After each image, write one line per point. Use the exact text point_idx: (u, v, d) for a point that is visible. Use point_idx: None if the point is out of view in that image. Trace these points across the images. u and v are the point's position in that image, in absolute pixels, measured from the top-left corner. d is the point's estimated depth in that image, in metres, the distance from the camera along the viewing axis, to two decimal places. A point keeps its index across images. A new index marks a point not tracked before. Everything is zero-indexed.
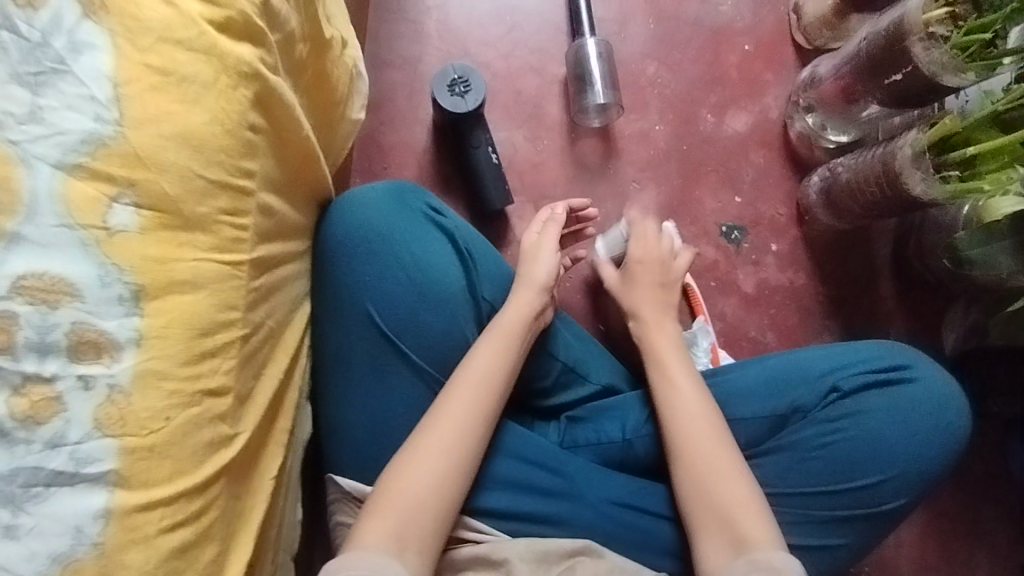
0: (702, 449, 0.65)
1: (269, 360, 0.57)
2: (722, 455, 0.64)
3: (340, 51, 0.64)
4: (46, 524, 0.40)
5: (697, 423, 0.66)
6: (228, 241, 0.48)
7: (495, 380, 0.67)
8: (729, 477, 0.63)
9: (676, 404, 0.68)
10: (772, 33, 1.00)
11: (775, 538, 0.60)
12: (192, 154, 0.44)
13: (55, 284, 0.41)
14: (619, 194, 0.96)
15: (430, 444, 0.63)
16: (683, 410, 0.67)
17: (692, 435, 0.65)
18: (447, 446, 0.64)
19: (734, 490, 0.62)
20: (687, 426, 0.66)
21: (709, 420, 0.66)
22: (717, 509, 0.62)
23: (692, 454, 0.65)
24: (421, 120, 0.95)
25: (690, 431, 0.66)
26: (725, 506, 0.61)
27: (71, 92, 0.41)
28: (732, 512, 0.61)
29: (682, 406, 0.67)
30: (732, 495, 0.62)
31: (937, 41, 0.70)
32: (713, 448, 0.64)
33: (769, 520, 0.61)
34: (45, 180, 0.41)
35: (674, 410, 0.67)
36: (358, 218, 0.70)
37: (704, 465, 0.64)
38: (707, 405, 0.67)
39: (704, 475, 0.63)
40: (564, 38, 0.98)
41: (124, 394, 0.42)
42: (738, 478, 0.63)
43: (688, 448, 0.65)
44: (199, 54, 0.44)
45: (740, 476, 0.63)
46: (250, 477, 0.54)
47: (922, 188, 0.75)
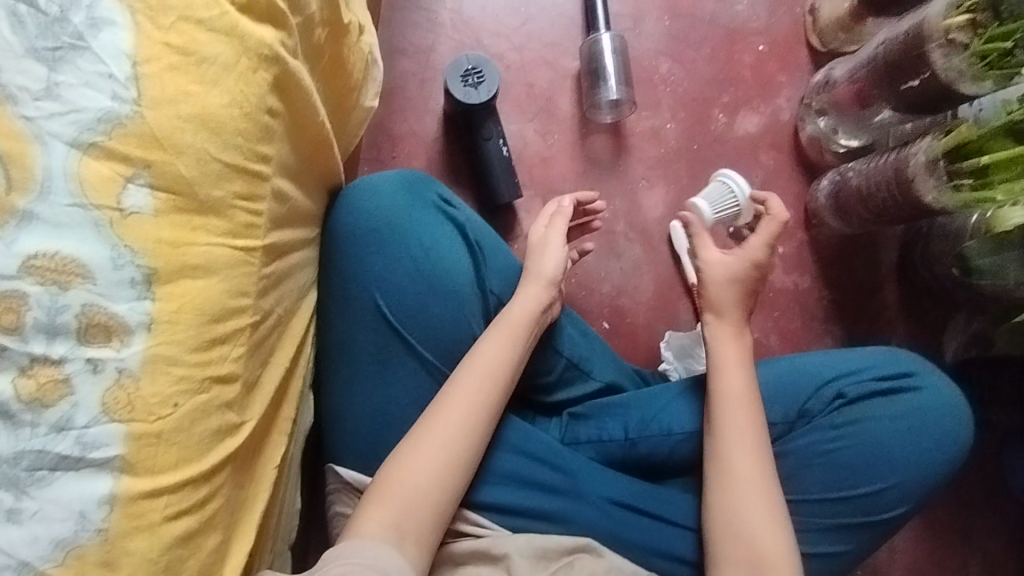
0: (743, 468, 0.64)
1: (275, 348, 0.56)
2: (760, 478, 0.63)
3: (357, 36, 0.63)
4: (50, 509, 0.40)
5: (741, 438, 0.65)
6: (241, 227, 0.47)
7: (500, 377, 0.67)
8: (762, 500, 0.62)
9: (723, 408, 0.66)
10: (787, 34, 0.99)
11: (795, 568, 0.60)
12: (209, 136, 0.44)
13: (66, 264, 0.40)
14: (628, 191, 0.95)
15: (452, 446, 0.63)
16: (729, 424, 0.65)
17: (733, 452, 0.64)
18: (452, 440, 0.63)
19: (764, 514, 0.62)
20: (730, 443, 0.65)
21: (754, 429, 0.65)
22: (744, 529, 0.62)
23: (730, 471, 0.64)
24: (432, 109, 0.94)
25: (731, 448, 0.65)
26: (748, 519, 0.62)
27: (88, 70, 0.41)
28: (753, 528, 0.61)
29: (729, 418, 0.66)
30: (761, 519, 0.62)
31: (957, 48, 0.70)
32: (752, 468, 0.64)
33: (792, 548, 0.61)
34: (59, 159, 0.40)
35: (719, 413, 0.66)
36: (369, 206, 0.70)
37: (740, 485, 0.63)
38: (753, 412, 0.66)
39: (737, 495, 0.63)
40: (578, 32, 0.97)
41: (133, 379, 0.41)
42: (771, 505, 0.62)
43: (726, 464, 0.64)
44: (220, 35, 0.43)
45: (774, 502, 0.62)
46: (254, 466, 0.53)
47: (933, 196, 0.76)
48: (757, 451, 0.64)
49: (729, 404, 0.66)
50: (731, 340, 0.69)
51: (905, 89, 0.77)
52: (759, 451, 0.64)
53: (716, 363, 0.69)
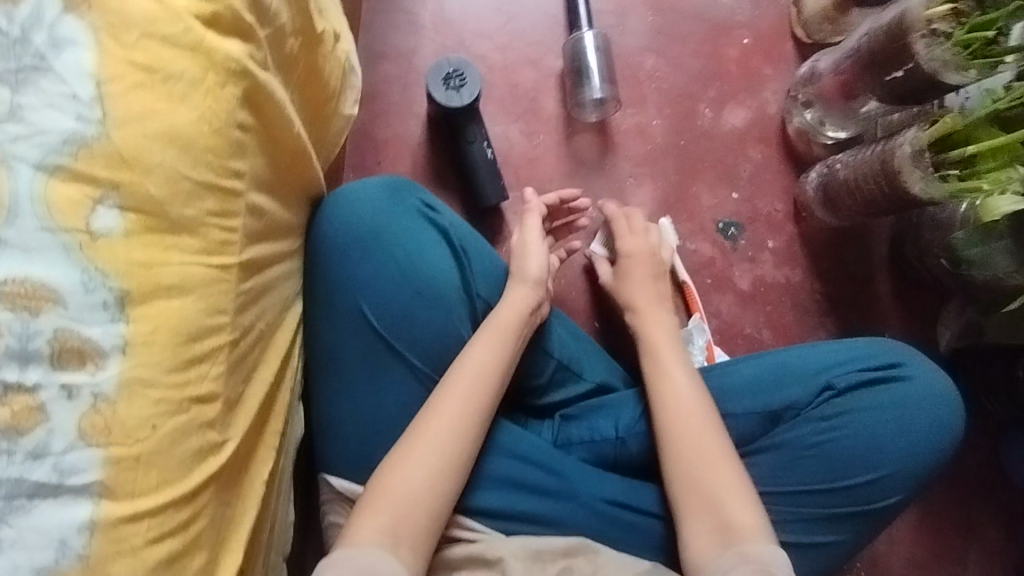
0: (695, 440, 0.64)
1: (258, 363, 0.56)
2: (715, 447, 0.63)
3: (332, 44, 0.62)
4: (28, 536, 0.39)
5: (690, 418, 0.65)
6: (216, 244, 0.46)
7: (475, 356, 0.67)
8: (720, 468, 0.62)
9: (666, 394, 0.67)
10: (771, 26, 0.99)
11: (764, 532, 0.60)
12: (178, 154, 0.43)
13: (36, 289, 0.40)
14: (615, 189, 0.95)
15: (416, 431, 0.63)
16: (676, 399, 0.67)
17: (682, 427, 0.65)
18: (435, 444, 0.63)
19: (724, 483, 0.62)
20: (678, 417, 0.66)
21: (700, 408, 0.66)
22: (708, 502, 0.61)
23: (682, 445, 0.64)
24: (415, 113, 0.93)
25: (681, 422, 0.65)
26: (713, 496, 0.61)
27: (53, 91, 0.40)
28: (722, 503, 0.61)
29: (674, 394, 0.67)
30: (724, 486, 0.61)
31: (939, 38, 0.70)
32: (705, 438, 0.64)
33: (761, 514, 0.61)
34: (26, 182, 0.40)
35: (663, 400, 0.67)
36: (350, 214, 0.69)
37: (695, 457, 0.63)
38: (696, 391, 0.67)
39: (696, 471, 0.63)
40: (561, 31, 0.96)
41: (109, 403, 0.41)
42: (731, 475, 0.62)
43: (678, 439, 0.65)
44: (185, 51, 0.43)
45: (733, 471, 0.62)
46: (240, 482, 0.53)
47: (921, 187, 0.74)
48: (706, 421, 0.65)
49: (670, 382, 0.68)
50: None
51: (889, 81, 0.77)
52: (707, 422, 0.65)
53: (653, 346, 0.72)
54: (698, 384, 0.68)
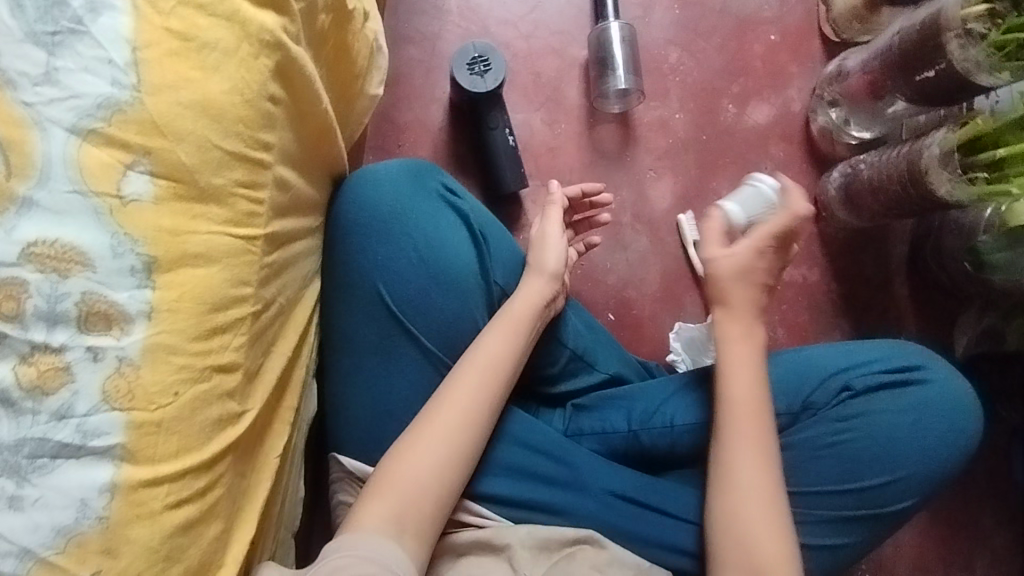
0: (750, 490, 0.62)
1: (278, 337, 0.56)
2: (765, 478, 0.62)
3: (362, 23, 0.62)
4: (51, 496, 0.40)
5: (746, 443, 0.63)
6: (243, 216, 0.46)
7: (502, 368, 0.66)
8: (769, 523, 0.60)
9: (730, 411, 0.64)
10: (799, 23, 0.98)
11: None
12: (210, 123, 0.43)
13: (66, 252, 0.40)
14: (635, 182, 0.94)
15: (445, 453, 0.62)
16: (736, 441, 0.63)
17: (737, 451, 0.63)
18: (452, 433, 0.63)
19: (770, 536, 0.60)
20: (737, 459, 0.63)
21: (759, 436, 0.63)
22: (745, 533, 0.61)
23: (738, 492, 0.62)
24: (438, 98, 0.93)
25: (735, 445, 0.63)
26: (750, 528, 0.61)
27: (88, 55, 0.40)
28: (759, 538, 0.60)
29: (736, 434, 0.63)
30: (768, 539, 0.60)
31: (974, 39, 0.69)
32: (759, 491, 0.61)
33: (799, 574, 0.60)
34: (59, 145, 0.40)
35: (726, 416, 0.64)
36: (371, 196, 0.69)
37: (746, 506, 0.61)
38: (761, 413, 0.64)
39: (739, 499, 0.62)
40: (586, 20, 0.95)
41: (133, 367, 0.41)
42: (778, 533, 0.60)
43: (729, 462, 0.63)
44: (221, 21, 0.43)
45: (781, 531, 0.60)
46: (256, 455, 0.53)
47: (947, 189, 0.74)
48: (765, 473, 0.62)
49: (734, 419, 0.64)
50: (751, 343, 0.67)
51: (919, 80, 0.76)
52: (766, 471, 0.62)
53: (727, 368, 0.66)
54: (766, 429, 0.64)
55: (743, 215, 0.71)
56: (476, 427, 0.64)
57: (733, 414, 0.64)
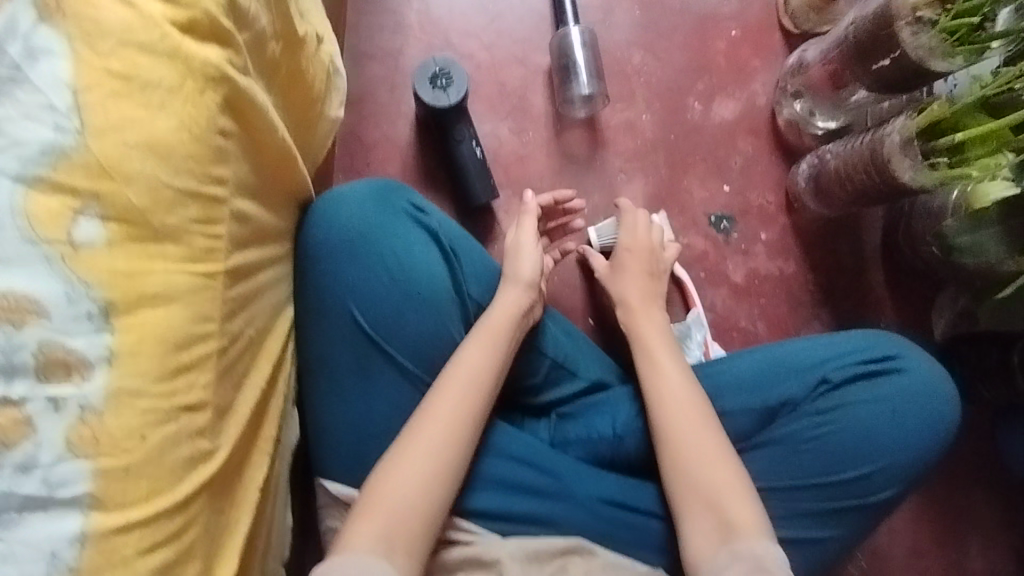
0: (693, 440, 0.64)
1: (249, 369, 0.55)
2: (709, 438, 0.64)
3: (315, 47, 0.62)
4: (21, 550, 0.39)
5: (682, 408, 0.65)
6: (201, 251, 0.46)
7: (481, 373, 0.66)
8: (719, 466, 0.62)
9: (658, 382, 0.68)
10: (758, 18, 0.98)
11: (761, 526, 0.60)
12: (160, 163, 0.43)
13: (19, 303, 0.39)
14: (606, 185, 0.94)
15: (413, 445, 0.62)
16: (666, 395, 0.67)
17: (675, 417, 0.65)
18: (429, 438, 0.63)
19: (722, 478, 0.62)
20: (676, 414, 0.65)
21: (693, 400, 0.66)
22: (706, 498, 0.61)
23: (687, 456, 0.63)
24: (403, 114, 0.93)
25: (673, 412, 0.65)
26: (710, 491, 0.61)
27: (29, 102, 0.40)
28: (721, 500, 0.61)
29: (669, 391, 0.67)
30: (723, 482, 0.61)
31: (924, 26, 0.70)
32: (702, 440, 0.64)
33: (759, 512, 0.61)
34: (5, 195, 0.39)
35: (654, 387, 0.68)
36: (337, 218, 0.69)
37: (702, 473, 0.62)
38: (687, 379, 0.68)
39: (690, 463, 0.63)
40: (547, 27, 0.96)
41: (96, 414, 0.41)
42: (729, 478, 0.62)
43: (671, 428, 0.65)
44: (163, 58, 0.42)
45: (732, 472, 0.62)
46: (233, 490, 0.53)
47: (910, 175, 0.74)
48: (704, 420, 0.65)
49: (664, 377, 0.68)
50: None
51: (877, 69, 0.76)
52: (704, 422, 0.65)
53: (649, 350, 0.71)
54: (693, 383, 0.67)
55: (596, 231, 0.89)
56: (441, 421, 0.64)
57: (663, 380, 0.68)
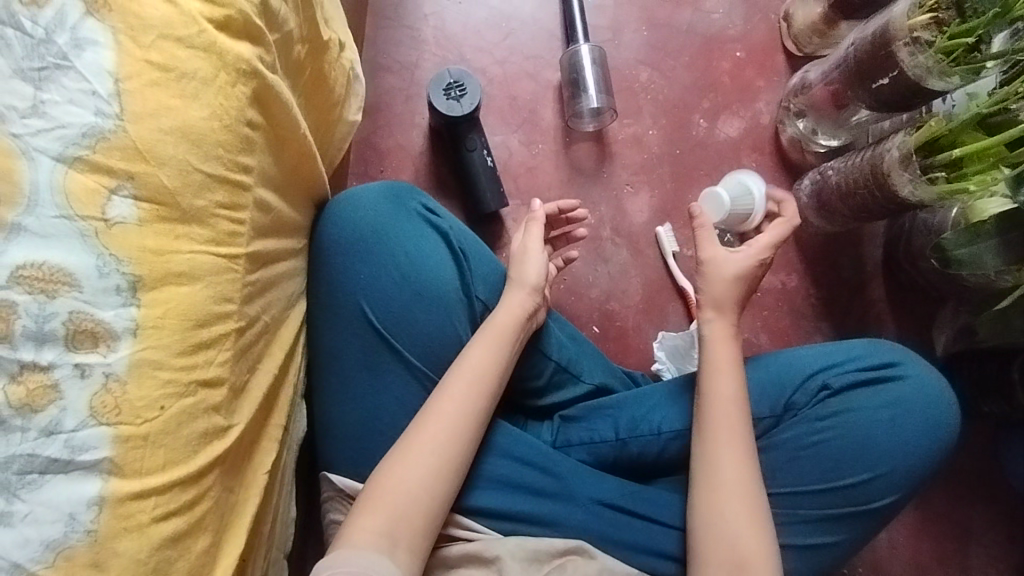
0: (727, 466, 0.65)
1: (263, 355, 0.57)
2: (743, 469, 0.65)
3: (338, 53, 0.65)
4: (40, 511, 0.41)
5: (727, 437, 0.66)
6: (225, 235, 0.48)
7: (495, 382, 0.68)
8: (746, 507, 0.63)
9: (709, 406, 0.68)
10: (763, 40, 1.02)
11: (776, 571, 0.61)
12: (190, 148, 0.45)
13: (53, 274, 0.42)
14: (613, 197, 0.97)
15: (440, 450, 0.64)
16: (714, 418, 0.67)
17: (716, 444, 0.66)
18: (454, 455, 0.64)
19: (748, 515, 0.63)
20: (723, 468, 0.65)
21: (739, 429, 0.66)
22: (726, 527, 0.63)
23: (718, 484, 0.64)
24: (417, 124, 0.96)
25: (717, 438, 0.66)
26: (730, 522, 0.63)
27: (74, 87, 0.43)
28: (740, 534, 0.62)
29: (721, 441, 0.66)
30: (747, 523, 0.63)
31: (922, 46, 0.72)
32: (736, 470, 0.65)
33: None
34: (46, 173, 0.42)
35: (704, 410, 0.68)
36: (352, 218, 0.72)
37: (728, 503, 0.64)
38: (739, 405, 0.67)
39: (720, 491, 0.64)
40: (558, 44, 0.99)
41: (120, 383, 0.43)
42: (753, 506, 0.63)
43: (710, 454, 0.66)
44: (199, 52, 0.45)
45: (757, 506, 0.63)
46: (243, 470, 0.54)
47: (909, 189, 0.77)
48: (743, 451, 0.65)
49: (715, 402, 0.68)
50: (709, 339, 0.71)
51: (875, 88, 0.79)
52: (750, 481, 0.64)
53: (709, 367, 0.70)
54: (748, 437, 0.66)
55: (730, 204, 0.86)
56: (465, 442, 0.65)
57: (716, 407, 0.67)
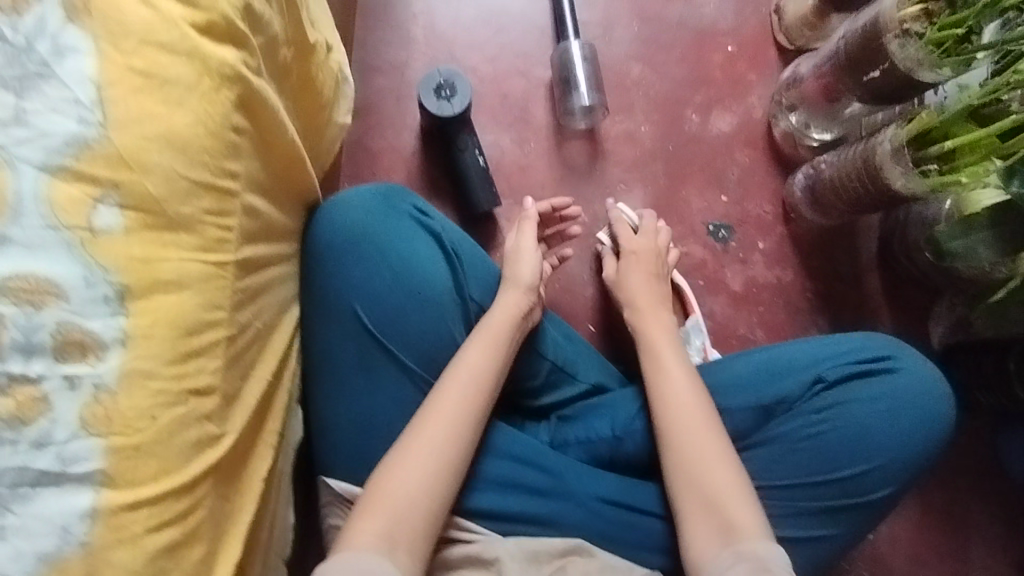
0: (693, 435, 0.65)
1: (256, 362, 0.57)
2: (711, 437, 0.65)
3: (325, 55, 0.65)
4: (32, 524, 0.40)
5: (687, 408, 0.66)
6: (213, 242, 0.48)
7: (487, 380, 0.68)
8: (723, 473, 0.63)
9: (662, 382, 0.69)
10: (754, 34, 1.01)
11: (765, 531, 0.60)
12: (176, 155, 0.45)
13: (40, 284, 0.41)
14: (606, 194, 0.97)
15: (428, 444, 0.64)
16: (672, 393, 0.68)
17: (678, 417, 0.66)
18: (429, 437, 0.64)
19: (725, 480, 0.62)
20: (679, 419, 0.66)
21: (697, 401, 0.67)
22: (706, 496, 0.62)
23: (688, 454, 0.64)
24: (408, 125, 0.96)
25: (678, 412, 0.67)
26: (710, 490, 0.62)
27: (57, 96, 0.42)
28: (721, 499, 0.62)
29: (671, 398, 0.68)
30: (727, 488, 0.62)
31: (912, 38, 0.72)
32: (704, 438, 0.65)
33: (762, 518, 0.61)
34: (29, 182, 0.41)
35: (658, 387, 0.69)
36: (343, 220, 0.71)
37: (703, 471, 0.63)
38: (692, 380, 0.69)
39: (693, 461, 0.64)
40: (548, 42, 0.99)
41: (110, 393, 0.42)
42: (730, 471, 0.63)
43: (675, 426, 0.66)
44: (183, 58, 0.45)
45: (734, 472, 0.63)
46: (238, 477, 0.54)
47: (902, 182, 0.76)
48: (706, 420, 0.66)
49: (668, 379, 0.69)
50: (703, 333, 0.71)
51: (867, 81, 0.79)
52: (719, 448, 0.64)
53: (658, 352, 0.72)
54: (701, 390, 0.68)
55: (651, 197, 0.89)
56: (439, 421, 0.65)
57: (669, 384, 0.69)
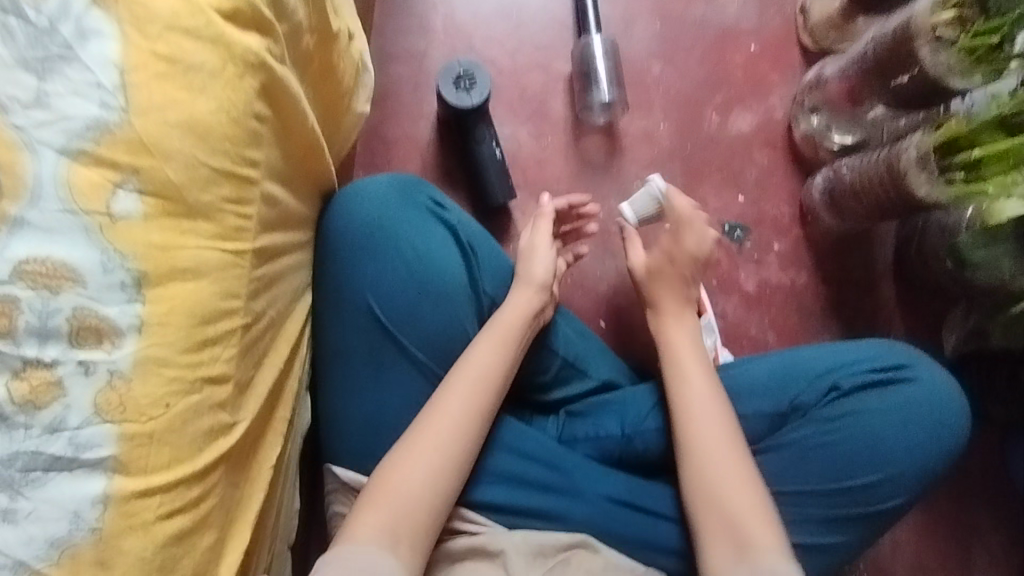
0: (712, 446, 0.65)
1: (269, 351, 0.57)
2: (730, 449, 0.64)
3: (347, 43, 0.64)
4: (44, 508, 0.41)
5: (707, 419, 0.66)
6: (231, 230, 0.48)
7: (497, 377, 0.67)
8: (740, 486, 0.63)
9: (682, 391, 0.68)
10: (778, 33, 1.00)
11: (781, 547, 0.60)
12: (197, 142, 0.44)
13: (56, 269, 0.41)
14: (622, 191, 0.96)
15: (441, 441, 0.63)
16: (692, 403, 0.67)
17: (698, 427, 0.66)
18: (447, 438, 0.64)
19: (744, 493, 0.62)
20: (698, 429, 0.66)
21: (718, 412, 0.67)
22: (723, 508, 0.62)
23: (707, 465, 0.64)
24: (425, 114, 0.95)
25: (698, 422, 0.66)
26: (727, 502, 0.62)
27: (78, 79, 0.42)
28: (738, 512, 0.61)
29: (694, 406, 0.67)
30: (744, 501, 0.62)
31: (944, 44, 0.71)
32: (723, 451, 0.64)
33: (778, 531, 0.61)
34: (49, 166, 0.41)
35: (678, 395, 0.68)
36: (358, 211, 0.70)
37: (721, 483, 0.63)
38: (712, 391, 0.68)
39: (712, 473, 0.64)
40: (569, 35, 0.98)
41: (124, 380, 0.42)
42: (747, 484, 0.63)
43: (694, 437, 0.66)
44: (206, 43, 0.44)
45: (752, 484, 0.63)
46: (249, 466, 0.54)
47: (926, 190, 0.75)
48: (725, 431, 0.65)
49: (688, 389, 0.68)
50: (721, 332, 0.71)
51: (895, 86, 0.78)
52: (738, 460, 0.64)
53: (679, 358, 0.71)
54: (718, 398, 0.68)
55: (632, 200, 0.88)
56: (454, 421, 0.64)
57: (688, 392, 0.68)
